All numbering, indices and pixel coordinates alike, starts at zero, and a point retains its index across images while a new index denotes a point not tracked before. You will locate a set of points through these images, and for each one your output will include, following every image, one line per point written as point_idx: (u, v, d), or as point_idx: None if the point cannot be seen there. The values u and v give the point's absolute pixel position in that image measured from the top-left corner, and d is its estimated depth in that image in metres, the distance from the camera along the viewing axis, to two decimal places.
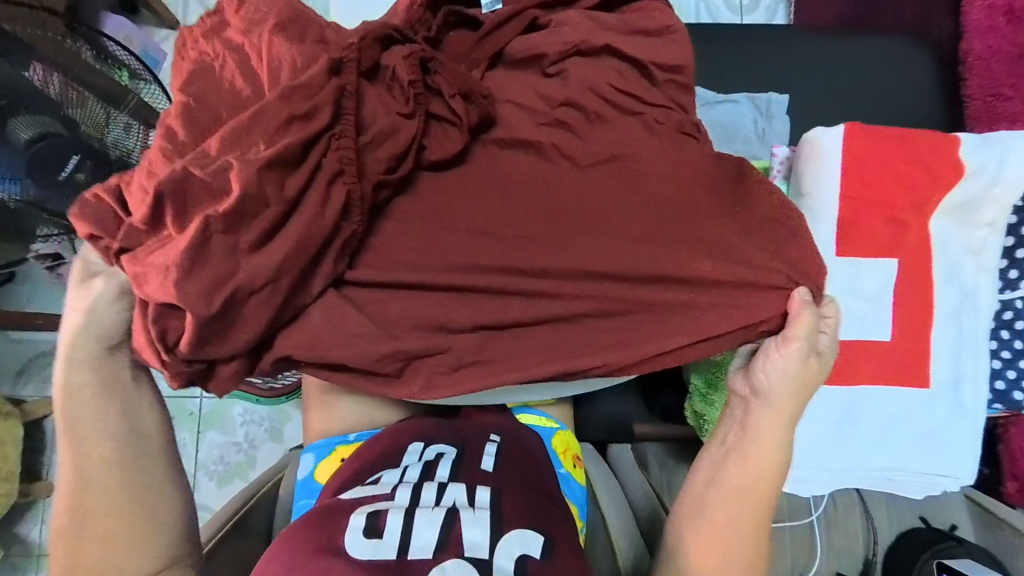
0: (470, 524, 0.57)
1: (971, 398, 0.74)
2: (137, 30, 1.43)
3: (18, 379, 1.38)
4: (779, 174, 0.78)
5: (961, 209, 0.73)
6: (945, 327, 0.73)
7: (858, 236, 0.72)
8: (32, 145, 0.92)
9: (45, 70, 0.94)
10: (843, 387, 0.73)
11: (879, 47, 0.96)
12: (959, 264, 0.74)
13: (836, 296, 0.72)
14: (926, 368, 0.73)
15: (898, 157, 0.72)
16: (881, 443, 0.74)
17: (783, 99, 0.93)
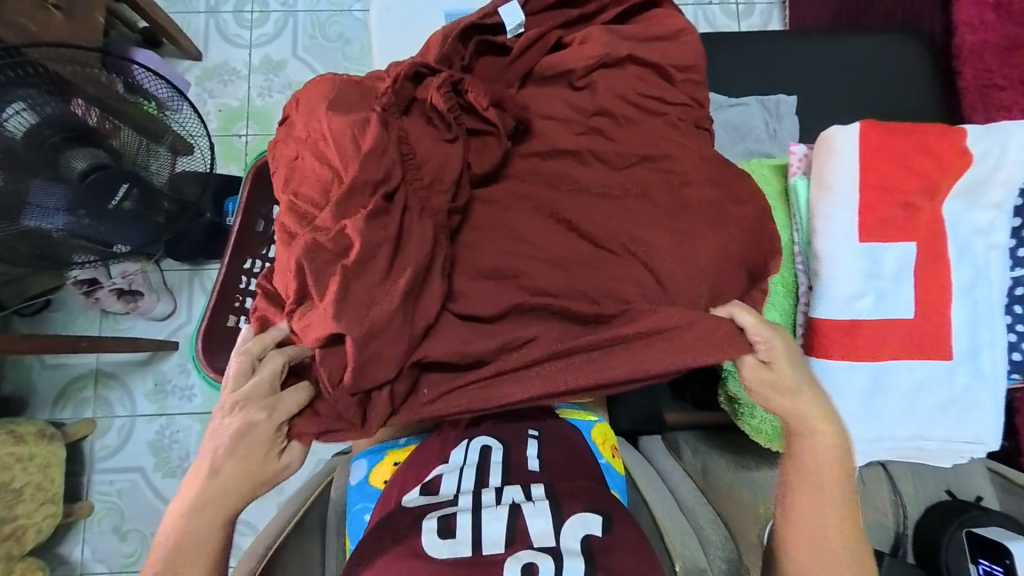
0: (533, 516, 0.64)
1: (990, 364, 0.77)
2: (163, 63, 1.49)
3: (56, 403, 1.42)
4: (798, 170, 0.84)
5: (969, 193, 0.77)
6: (962, 300, 0.77)
7: (875, 222, 0.76)
8: (86, 177, 0.99)
9: (86, 105, 0.99)
10: (872, 364, 0.77)
11: (876, 44, 1.01)
12: (970, 244, 0.78)
13: (854, 282, 0.76)
14: (947, 340, 0.77)
15: (908, 146, 0.77)
16: (907, 414, 0.78)
17: (791, 99, 0.97)
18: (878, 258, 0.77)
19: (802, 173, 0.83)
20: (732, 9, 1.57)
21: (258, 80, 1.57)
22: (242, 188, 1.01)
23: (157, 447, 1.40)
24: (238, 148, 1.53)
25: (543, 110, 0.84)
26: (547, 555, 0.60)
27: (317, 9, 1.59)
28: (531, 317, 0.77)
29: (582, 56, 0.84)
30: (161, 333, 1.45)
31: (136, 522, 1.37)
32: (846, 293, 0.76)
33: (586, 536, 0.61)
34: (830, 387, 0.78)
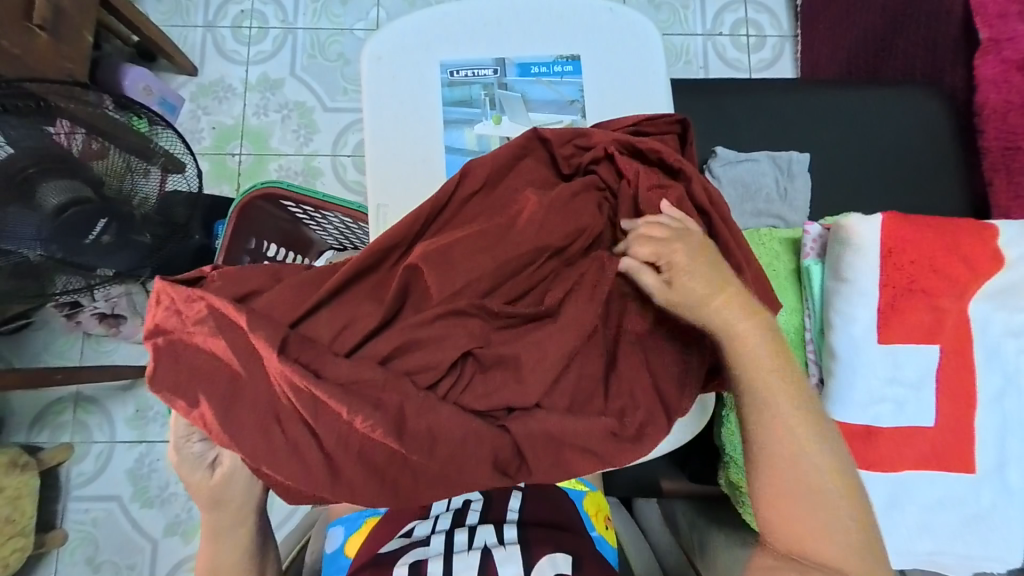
0: (503, 562, 0.69)
1: (1019, 481, 0.70)
2: (156, 78, 1.45)
3: (33, 427, 1.37)
4: (812, 253, 0.78)
5: (999, 296, 0.72)
6: (988, 409, 0.71)
7: (898, 324, 0.72)
8: (60, 212, 0.94)
9: (70, 126, 0.95)
10: (893, 475, 0.71)
11: (891, 99, 0.97)
12: (999, 349, 0.72)
13: (873, 388, 0.71)
14: (971, 453, 0.71)
15: (933, 244, 0.72)
16: (924, 531, 0.72)
17: (803, 158, 0.92)
18: (897, 360, 0.72)
19: (817, 256, 0.78)
20: (743, 40, 1.53)
21: (254, 98, 1.53)
22: (229, 220, 0.95)
23: (135, 475, 1.35)
24: (231, 167, 1.49)
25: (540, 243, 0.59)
26: None
27: (318, 27, 1.55)
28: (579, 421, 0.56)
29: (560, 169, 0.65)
30: (143, 358, 1.39)
31: (111, 553, 1.33)
32: (861, 395, 0.71)
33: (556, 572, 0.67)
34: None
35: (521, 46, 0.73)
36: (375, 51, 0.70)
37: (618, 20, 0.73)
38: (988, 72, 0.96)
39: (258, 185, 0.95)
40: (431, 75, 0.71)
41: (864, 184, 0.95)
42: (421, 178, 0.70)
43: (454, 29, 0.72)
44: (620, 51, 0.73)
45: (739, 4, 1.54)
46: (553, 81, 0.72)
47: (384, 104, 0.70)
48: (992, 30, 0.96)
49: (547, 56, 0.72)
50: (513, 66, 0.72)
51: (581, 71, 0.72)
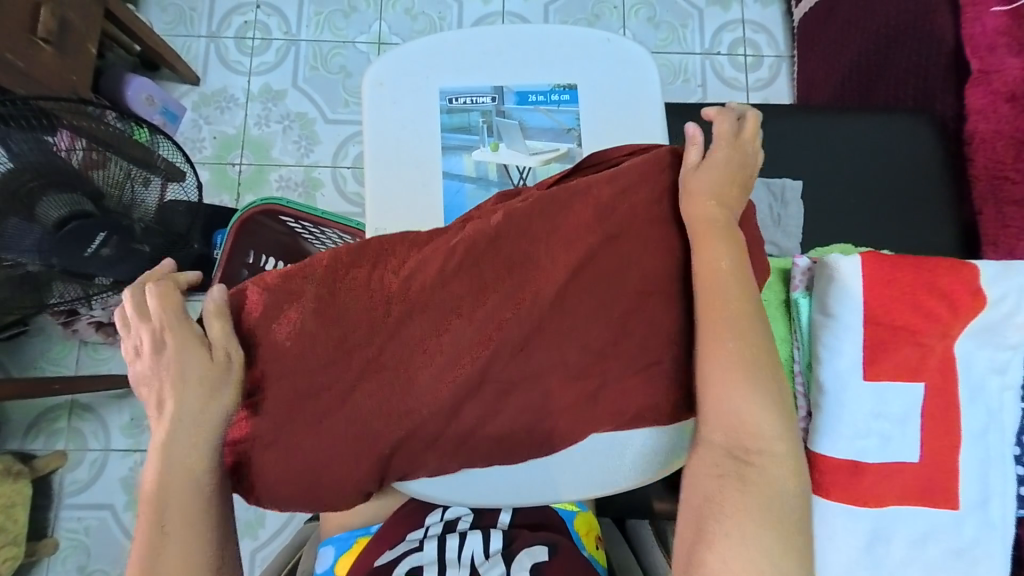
0: (490, 571, 0.68)
1: (1000, 516, 0.71)
2: (157, 88, 1.46)
3: (28, 434, 1.37)
4: (801, 285, 0.77)
5: (983, 332, 0.72)
6: (973, 446, 0.72)
7: (883, 360, 0.72)
8: (61, 224, 0.95)
9: (71, 137, 0.95)
10: (876, 509, 0.71)
11: (883, 126, 0.99)
12: (983, 385, 0.73)
13: (864, 425, 0.71)
14: (956, 489, 0.72)
15: (917, 284, 0.72)
16: (910, 563, 0.72)
17: (796, 184, 0.94)
18: (884, 397, 0.72)
19: (804, 289, 0.77)
20: (741, 60, 1.55)
21: (255, 108, 1.54)
22: (228, 234, 0.96)
23: (129, 484, 1.34)
24: (232, 177, 1.50)
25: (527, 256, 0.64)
26: None
27: (320, 39, 1.57)
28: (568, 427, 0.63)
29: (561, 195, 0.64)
30: None
31: (103, 562, 1.32)
32: (850, 429, 0.71)
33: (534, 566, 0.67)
34: (829, 529, 0.72)
35: (519, 75, 0.74)
36: (376, 76, 0.72)
37: (615, 51, 0.74)
38: (978, 103, 0.98)
39: (258, 201, 0.97)
40: (430, 101, 0.72)
41: (856, 210, 0.96)
42: (418, 201, 0.71)
43: (454, 57, 0.73)
44: (617, 81, 0.74)
45: (737, 24, 1.56)
46: (550, 109, 0.73)
47: (382, 129, 0.71)
48: (982, 62, 0.98)
49: (545, 84, 0.74)
50: (512, 94, 0.74)
51: (578, 99, 0.73)
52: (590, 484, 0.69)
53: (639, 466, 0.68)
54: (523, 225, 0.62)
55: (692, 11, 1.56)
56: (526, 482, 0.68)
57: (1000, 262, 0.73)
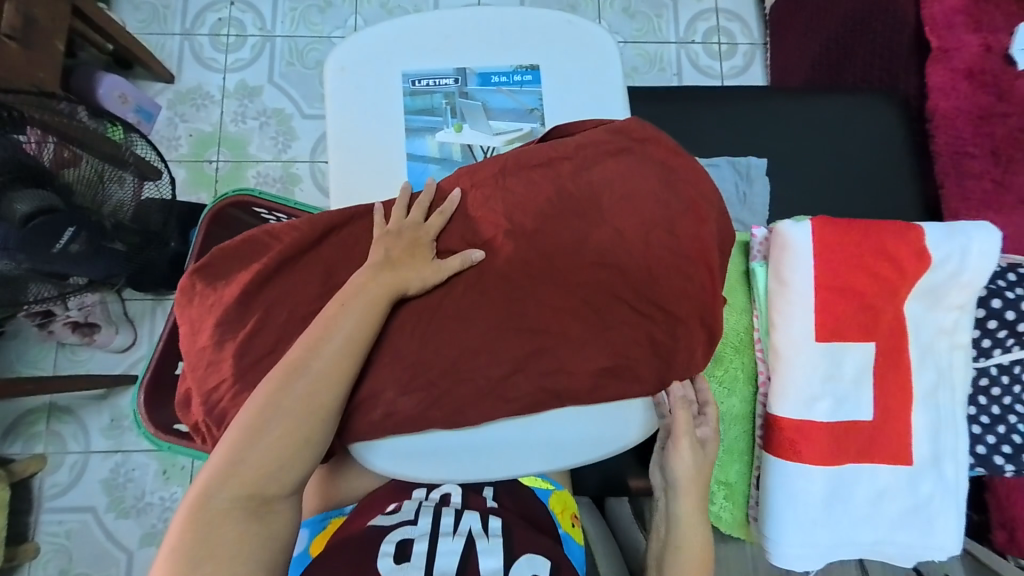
0: (485, 554, 0.67)
1: (954, 473, 0.73)
2: (132, 86, 1.46)
3: (4, 438, 1.34)
4: (758, 254, 0.77)
5: (931, 294, 0.74)
6: (923, 406, 0.74)
7: (837, 323, 0.73)
8: (29, 221, 0.92)
9: (41, 134, 0.94)
10: (834, 469, 0.72)
11: (845, 104, 1.01)
12: (933, 345, 0.75)
13: (819, 390, 0.72)
14: (910, 447, 0.73)
15: (868, 248, 0.73)
16: (867, 521, 0.73)
17: (762, 162, 0.95)
18: (840, 359, 0.73)
19: (762, 258, 0.77)
20: (715, 49, 1.57)
21: (231, 105, 1.53)
22: (197, 230, 0.93)
23: (110, 485, 1.32)
24: (209, 175, 1.49)
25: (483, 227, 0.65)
26: None
27: (296, 35, 1.57)
28: (525, 396, 0.64)
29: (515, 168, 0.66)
30: (119, 367, 1.37)
31: (86, 565, 1.30)
32: (806, 393, 0.72)
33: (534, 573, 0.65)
34: (787, 490, 0.72)
35: (481, 57, 0.74)
36: (337, 61, 0.72)
37: (575, 32, 0.75)
38: (938, 81, 1.01)
39: (232, 193, 0.96)
40: (392, 84, 0.72)
41: (819, 186, 0.98)
42: (380, 181, 0.71)
43: (413, 40, 0.73)
44: (577, 61, 0.75)
45: (710, 13, 1.58)
46: (512, 90, 0.74)
47: (342, 112, 0.71)
48: (940, 41, 1.01)
49: (507, 66, 0.74)
50: (474, 76, 0.74)
51: (540, 80, 0.74)
52: (565, 453, 0.67)
53: (609, 431, 0.68)
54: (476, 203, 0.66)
55: (666, 1, 1.58)
56: (489, 458, 0.66)
57: (943, 224, 0.75)
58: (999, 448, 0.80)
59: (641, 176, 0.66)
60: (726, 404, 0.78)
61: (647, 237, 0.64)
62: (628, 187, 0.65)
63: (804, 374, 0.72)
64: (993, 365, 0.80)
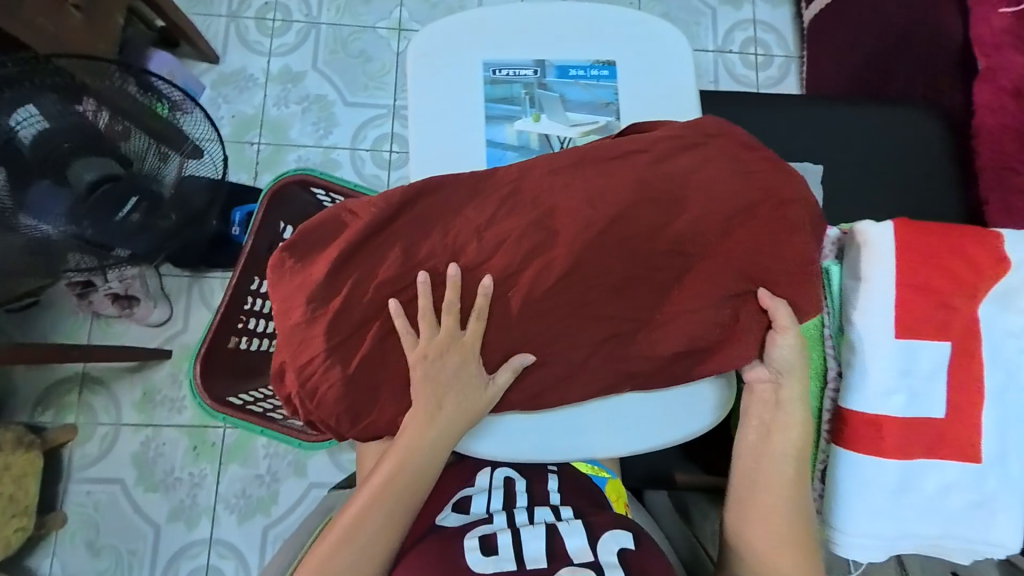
0: (569, 536, 0.70)
1: (1019, 469, 0.74)
2: (179, 66, 1.48)
3: (36, 407, 1.35)
4: (830, 254, 0.79)
5: (1005, 296, 0.75)
6: (994, 404, 0.74)
7: (914, 320, 0.74)
8: (92, 187, 0.94)
9: (96, 105, 0.96)
10: (903, 462, 0.74)
11: (894, 117, 1.03)
12: (1002, 347, 0.75)
13: (894, 384, 0.74)
14: (978, 444, 0.74)
15: (944, 249, 0.75)
16: (931, 514, 0.76)
17: (817, 168, 0.97)
18: (914, 355, 0.74)
19: (833, 258, 0.79)
20: (752, 59, 1.59)
21: (274, 89, 1.55)
22: (258, 206, 0.98)
23: (140, 459, 1.33)
24: (250, 156, 1.51)
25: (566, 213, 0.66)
26: (587, 568, 0.65)
27: (340, 24, 1.59)
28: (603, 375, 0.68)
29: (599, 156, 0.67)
30: (153, 341, 1.38)
31: (113, 537, 1.30)
32: (879, 386, 0.74)
33: (621, 549, 0.68)
34: (855, 482, 0.75)
35: (560, 50, 0.76)
36: (420, 47, 0.74)
37: (652, 30, 0.77)
38: (984, 98, 1.03)
39: (293, 171, 1.02)
40: (474, 71, 0.74)
41: (868, 196, 1.00)
42: (460, 164, 0.73)
43: (495, 30, 0.75)
44: (652, 58, 0.77)
45: (748, 24, 1.61)
46: (589, 84, 0.76)
47: (426, 96, 0.73)
48: (988, 60, 1.03)
49: (585, 60, 0.76)
50: (553, 68, 0.76)
51: (616, 75, 0.76)
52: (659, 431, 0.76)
53: (696, 407, 0.76)
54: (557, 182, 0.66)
55: (706, 9, 1.61)
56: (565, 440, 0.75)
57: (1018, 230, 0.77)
58: None
59: (724, 166, 0.67)
60: None
61: (726, 229, 0.66)
62: (715, 179, 0.66)
63: (879, 368, 0.74)
64: None
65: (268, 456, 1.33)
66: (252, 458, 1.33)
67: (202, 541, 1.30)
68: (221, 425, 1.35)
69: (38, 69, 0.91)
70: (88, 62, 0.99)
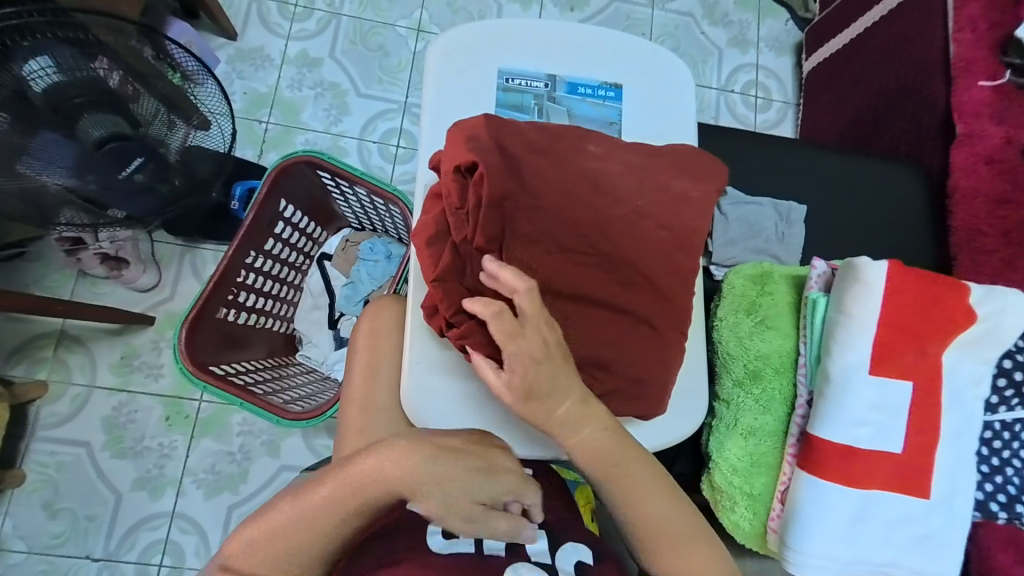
0: (529, 538, 0.71)
1: (962, 508, 0.80)
2: (197, 37, 1.50)
3: (8, 359, 1.33)
4: (817, 286, 0.84)
5: (970, 344, 0.81)
6: (948, 446, 0.80)
7: (887, 359, 0.79)
8: (101, 144, 0.95)
9: (110, 65, 0.94)
10: (862, 492, 0.78)
11: (876, 169, 1.10)
12: (963, 394, 0.82)
13: (862, 418, 0.78)
14: (929, 481, 0.79)
15: (922, 299, 0.80)
16: (883, 543, 0.79)
17: (802, 209, 1.02)
18: (884, 393, 0.79)
19: (819, 289, 0.85)
20: (753, 100, 1.67)
21: (289, 72, 1.57)
22: (264, 182, 1.03)
23: (111, 424, 1.31)
24: (257, 134, 1.52)
25: (565, 222, 0.70)
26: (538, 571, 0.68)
27: (362, 17, 1.62)
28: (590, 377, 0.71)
29: (602, 174, 0.72)
30: (139, 306, 1.37)
31: (72, 500, 1.28)
32: (852, 417, 0.78)
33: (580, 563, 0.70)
34: (818, 506, 0.78)
35: (572, 66, 0.81)
36: (442, 47, 0.77)
37: (660, 62, 0.82)
38: (961, 162, 1.10)
39: (302, 153, 1.05)
40: (489, 78, 0.78)
41: (845, 239, 1.06)
42: None
43: (512, 41, 0.79)
44: (658, 85, 0.82)
45: (751, 67, 1.69)
46: (597, 102, 0.80)
47: (442, 94, 0.77)
48: (968, 127, 1.10)
49: (594, 79, 0.81)
50: (563, 83, 0.80)
51: (622, 98, 0.81)
52: (654, 433, 0.79)
53: (686, 413, 0.81)
54: (558, 191, 0.70)
55: (713, 49, 1.68)
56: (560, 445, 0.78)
57: (985, 286, 0.83)
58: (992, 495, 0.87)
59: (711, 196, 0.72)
60: (761, 420, 0.85)
61: None
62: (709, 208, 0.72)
63: (849, 401, 0.78)
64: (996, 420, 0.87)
65: (242, 433, 1.33)
66: (226, 434, 1.32)
67: (165, 513, 1.28)
68: (198, 398, 1.34)
69: (53, 19, 0.86)
70: (104, 20, 0.93)
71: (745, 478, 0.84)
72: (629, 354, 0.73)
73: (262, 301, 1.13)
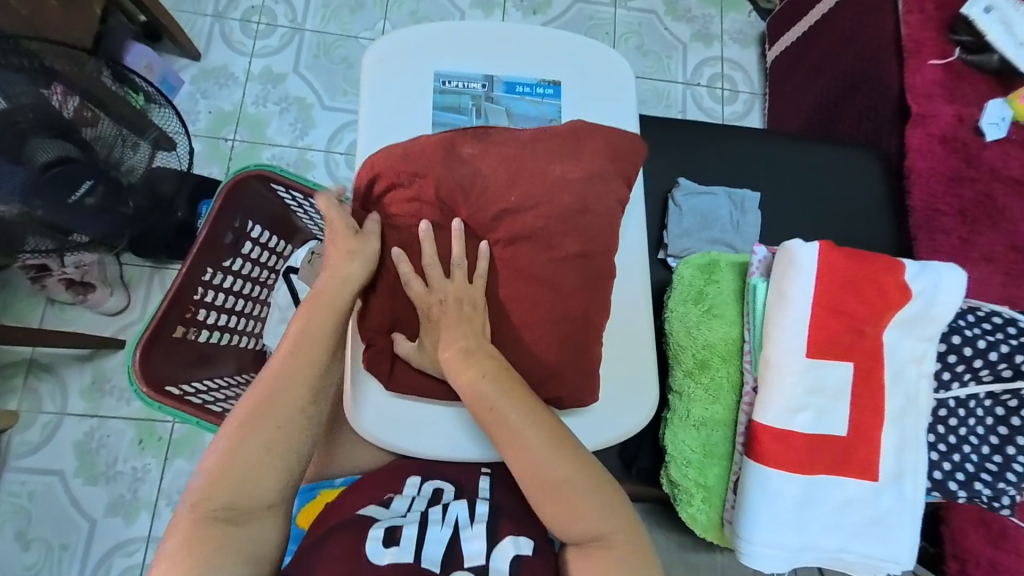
0: (469, 541, 0.69)
1: (912, 489, 0.78)
2: (158, 58, 1.51)
3: None
4: (757, 272, 0.85)
5: (909, 322, 0.80)
6: (892, 426, 0.79)
7: (824, 341, 0.78)
8: (48, 168, 0.92)
9: (66, 92, 0.94)
10: (806, 477, 0.77)
11: (833, 152, 1.09)
12: (905, 373, 0.80)
13: (801, 401, 0.77)
14: (876, 463, 0.78)
15: (854, 278, 0.79)
16: (832, 528, 0.78)
17: (755, 196, 1.02)
18: (822, 375, 0.78)
19: (761, 275, 0.84)
20: (719, 93, 1.67)
21: (254, 88, 1.57)
22: (217, 197, 1.03)
23: (83, 449, 1.30)
24: (223, 151, 1.52)
25: None
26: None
27: (326, 31, 1.63)
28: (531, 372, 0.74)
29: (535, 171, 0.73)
30: (108, 329, 1.37)
31: (44, 529, 1.26)
32: (789, 402, 0.77)
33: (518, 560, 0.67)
34: (764, 494, 0.76)
35: (509, 66, 0.81)
36: (376, 53, 0.77)
37: (597, 56, 0.83)
38: (916, 142, 1.10)
39: (255, 166, 1.06)
40: (426, 81, 0.78)
41: (804, 224, 1.06)
42: None
43: (447, 44, 0.80)
44: (597, 81, 0.82)
45: (716, 60, 1.69)
46: (535, 100, 0.80)
47: (377, 98, 0.77)
48: (921, 107, 1.10)
49: (532, 77, 0.81)
50: (501, 83, 0.80)
51: (560, 94, 0.81)
52: (596, 425, 0.80)
53: (635, 405, 0.81)
54: None
55: (677, 43, 1.69)
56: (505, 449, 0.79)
57: (920, 262, 0.82)
58: (953, 475, 0.86)
59: None
60: (709, 409, 0.84)
61: None
62: None
63: (784, 384, 0.77)
64: (951, 398, 0.87)
65: None
66: (200, 453, 1.31)
67: (140, 537, 1.26)
68: (170, 418, 1.33)
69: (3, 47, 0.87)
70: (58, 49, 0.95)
71: (699, 470, 0.83)
72: (570, 349, 0.75)
73: (223, 317, 1.11)
